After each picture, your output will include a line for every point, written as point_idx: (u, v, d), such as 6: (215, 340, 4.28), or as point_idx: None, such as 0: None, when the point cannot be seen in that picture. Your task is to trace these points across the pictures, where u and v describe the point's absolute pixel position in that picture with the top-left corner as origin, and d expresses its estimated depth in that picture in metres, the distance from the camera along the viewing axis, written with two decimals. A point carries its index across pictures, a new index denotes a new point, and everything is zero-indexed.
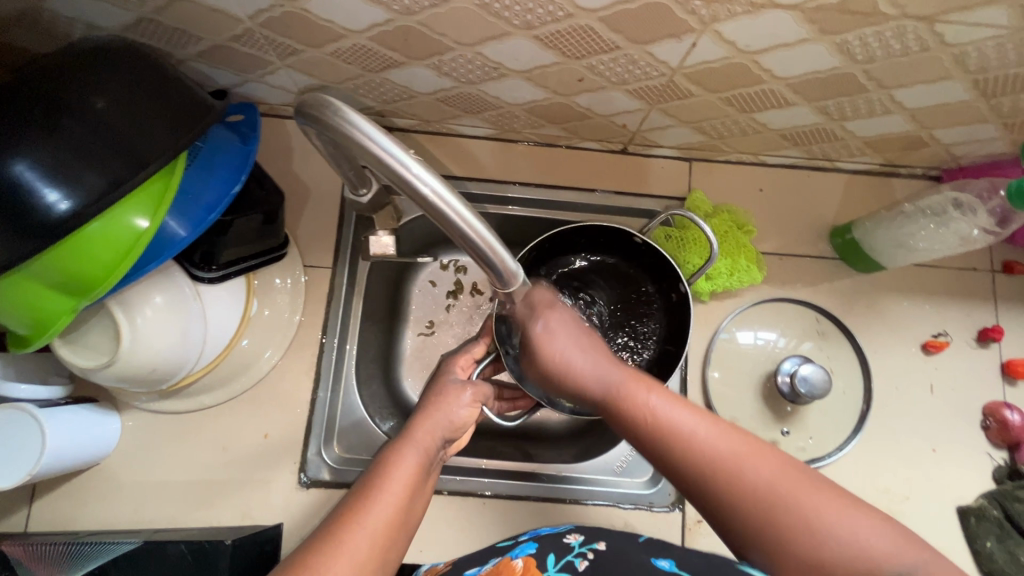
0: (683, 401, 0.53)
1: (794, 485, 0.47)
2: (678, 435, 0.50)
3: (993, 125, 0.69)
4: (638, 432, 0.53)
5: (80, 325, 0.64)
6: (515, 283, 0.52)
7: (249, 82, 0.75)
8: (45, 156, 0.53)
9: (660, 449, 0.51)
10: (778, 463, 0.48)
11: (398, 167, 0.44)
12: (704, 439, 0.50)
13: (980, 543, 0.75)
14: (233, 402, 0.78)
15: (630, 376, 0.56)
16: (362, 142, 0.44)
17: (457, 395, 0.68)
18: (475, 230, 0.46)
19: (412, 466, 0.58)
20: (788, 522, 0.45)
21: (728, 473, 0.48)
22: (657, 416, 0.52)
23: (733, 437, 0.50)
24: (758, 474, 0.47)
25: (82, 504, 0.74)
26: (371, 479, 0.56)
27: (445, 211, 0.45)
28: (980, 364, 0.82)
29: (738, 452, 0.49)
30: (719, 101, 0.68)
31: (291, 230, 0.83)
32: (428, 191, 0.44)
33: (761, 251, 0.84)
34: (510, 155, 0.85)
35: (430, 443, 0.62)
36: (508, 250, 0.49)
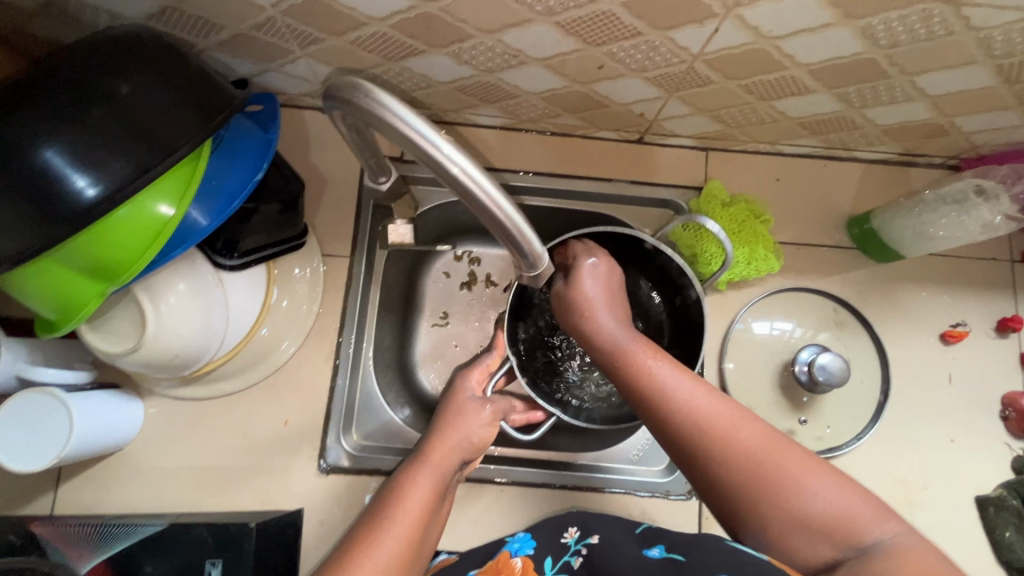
0: (681, 367, 0.55)
1: (784, 453, 0.47)
2: (671, 398, 0.52)
3: (1015, 112, 0.69)
4: (636, 394, 0.55)
5: (106, 312, 0.65)
6: (540, 266, 0.53)
7: (269, 72, 0.76)
8: (74, 142, 0.54)
9: (653, 412, 0.53)
10: (770, 434, 0.49)
11: (427, 146, 0.44)
12: (698, 403, 0.52)
13: (999, 532, 0.75)
14: (254, 389, 0.79)
15: (640, 340, 0.59)
16: (392, 122, 0.45)
17: (476, 416, 0.68)
18: (504, 211, 0.47)
19: (429, 488, 0.58)
20: (774, 489, 0.46)
21: (718, 436, 0.49)
22: (654, 379, 0.54)
23: (725, 405, 0.51)
24: (747, 442, 0.48)
25: (106, 489, 0.75)
26: (382, 504, 0.55)
27: (475, 192, 0.45)
28: (998, 354, 0.82)
29: (729, 417, 0.50)
30: (738, 89, 0.68)
31: (309, 220, 0.84)
32: (457, 171, 0.45)
33: (778, 241, 0.84)
34: (526, 145, 0.85)
35: (447, 467, 0.62)
36: (535, 231, 0.50)
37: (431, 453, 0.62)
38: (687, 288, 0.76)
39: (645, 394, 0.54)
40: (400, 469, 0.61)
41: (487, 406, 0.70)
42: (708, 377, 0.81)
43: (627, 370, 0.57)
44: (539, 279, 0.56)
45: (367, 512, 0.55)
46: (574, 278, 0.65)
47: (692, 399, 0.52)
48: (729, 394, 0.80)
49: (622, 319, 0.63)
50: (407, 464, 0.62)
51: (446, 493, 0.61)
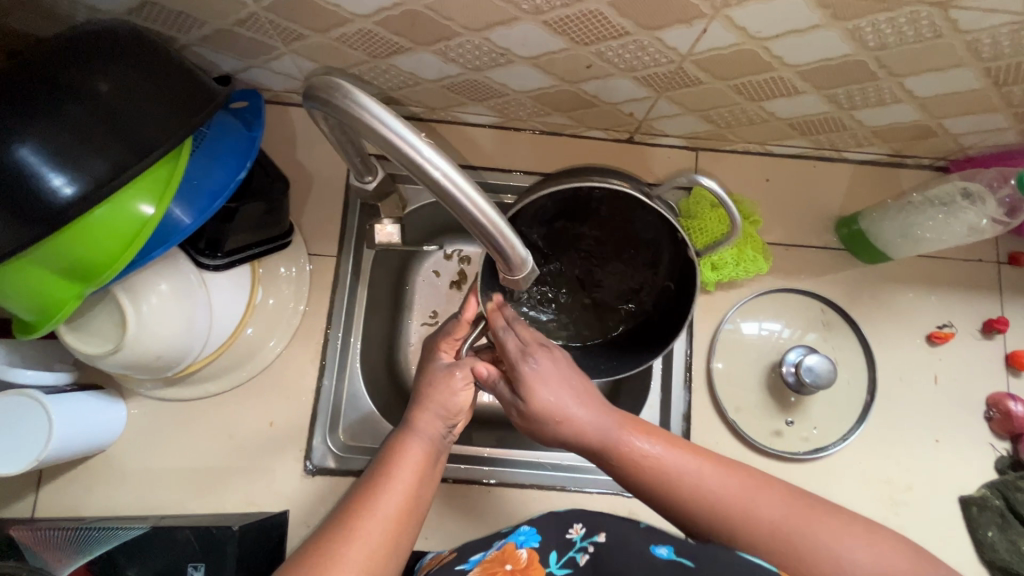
0: (676, 442, 0.55)
1: (800, 516, 0.49)
2: (682, 483, 0.52)
3: (1003, 115, 0.69)
4: (640, 482, 0.54)
5: (84, 312, 0.64)
6: (521, 272, 0.52)
7: (254, 68, 0.74)
8: (48, 139, 0.52)
9: (667, 499, 0.53)
10: (783, 501, 0.50)
11: (408, 150, 0.44)
12: (711, 482, 0.52)
13: (982, 532, 0.76)
14: (239, 390, 0.78)
15: (621, 419, 0.57)
16: (369, 123, 0.44)
17: (448, 383, 0.59)
18: (485, 214, 0.46)
19: (420, 459, 0.55)
20: (808, 557, 0.47)
21: (739, 514, 0.50)
22: (660, 463, 0.54)
23: (734, 476, 0.52)
24: (764, 514, 0.50)
25: (87, 491, 0.74)
26: (373, 477, 0.53)
27: (455, 194, 0.45)
28: (983, 355, 0.82)
29: (741, 491, 0.51)
30: (727, 89, 0.68)
31: (295, 219, 0.83)
32: (439, 175, 0.44)
33: (767, 242, 0.84)
34: (513, 143, 0.85)
35: (433, 433, 0.58)
36: (517, 234, 0.49)
37: (416, 422, 0.58)
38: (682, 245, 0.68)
39: (654, 481, 0.54)
40: (389, 439, 0.58)
41: (455, 370, 0.59)
42: (695, 378, 0.81)
43: (628, 460, 0.55)
44: (522, 283, 0.55)
45: (344, 499, 0.52)
46: (528, 386, 0.58)
47: (702, 477, 0.52)
48: (716, 396, 0.80)
49: (594, 399, 0.58)
50: (395, 432, 0.58)
51: (438, 460, 0.58)
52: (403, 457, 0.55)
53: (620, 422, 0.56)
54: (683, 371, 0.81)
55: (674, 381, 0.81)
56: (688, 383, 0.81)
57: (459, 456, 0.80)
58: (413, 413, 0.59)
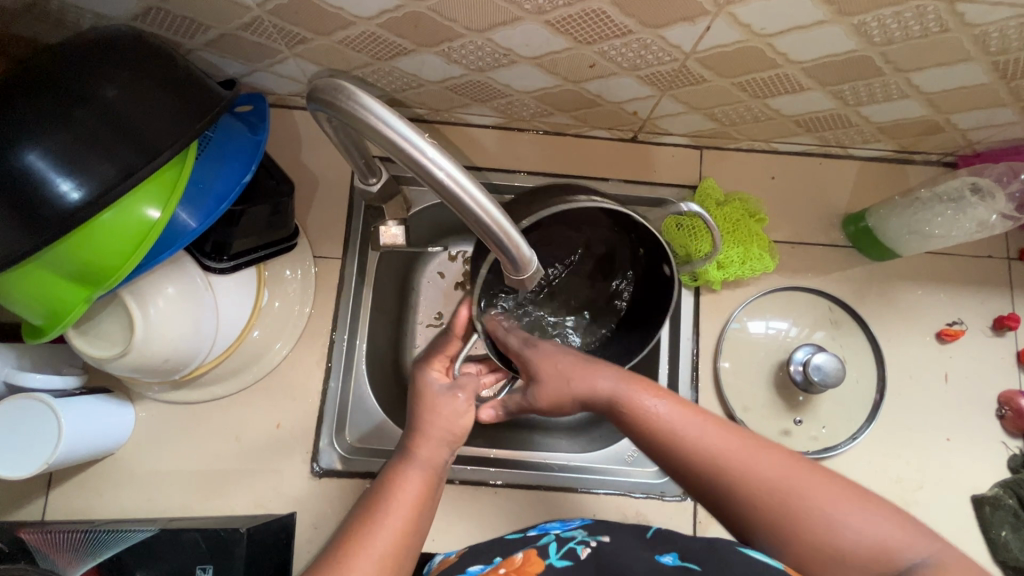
0: (682, 402, 0.54)
1: (809, 482, 0.47)
2: (682, 439, 0.51)
3: (1012, 109, 0.68)
4: (643, 441, 0.53)
5: (92, 316, 0.64)
6: (527, 272, 0.52)
7: (258, 72, 0.75)
8: (56, 146, 0.53)
9: (667, 456, 0.52)
10: (788, 462, 0.48)
11: (413, 151, 0.44)
12: (713, 441, 0.50)
13: (995, 532, 0.75)
14: (246, 392, 0.78)
15: (630, 378, 0.56)
16: (375, 125, 0.44)
17: (452, 406, 0.60)
18: (490, 215, 0.46)
19: (419, 488, 0.54)
20: (802, 519, 0.45)
21: (740, 473, 0.48)
22: (665, 421, 0.52)
23: (737, 435, 0.50)
24: (768, 478, 0.47)
25: (97, 493, 0.74)
26: (371, 505, 0.52)
27: (461, 195, 0.45)
28: (994, 352, 0.81)
29: (744, 451, 0.49)
30: (732, 87, 0.67)
31: (301, 221, 0.83)
32: (443, 176, 0.44)
33: (773, 240, 0.84)
34: (517, 143, 0.84)
35: (436, 460, 0.57)
36: (523, 236, 0.49)
37: (416, 451, 0.57)
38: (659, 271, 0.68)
39: (654, 438, 0.52)
40: (387, 466, 0.57)
41: (460, 392, 0.61)
42: (701, 378, 0.81)
43: (629, 416, 0.54)
44: (527, 283, 0.55)
45: (341, 527, 0.51)
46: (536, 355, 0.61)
47: (706, 439, 0.50)
48: (724, 395, 0.79)
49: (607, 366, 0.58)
50: (394, 460, 0.58)
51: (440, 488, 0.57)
52: (402, 485, 0.53)
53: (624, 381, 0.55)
54: (689, 371, 0.81)
55: (681, 381, 0.80)
56: (695, 383, 0.80)
57: (465, 457, 0.80)
58: (414, 441, 0.58)
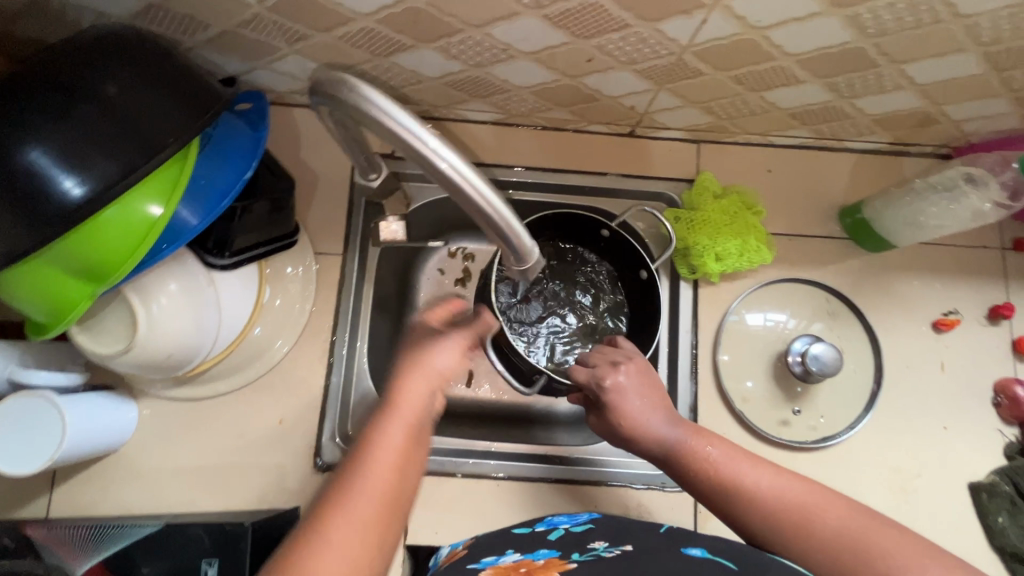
0: (739, 451, 0.60)
1: (864, 526, 0.51)
2: (743, 484, 0.57)
3: (1004, 99, 0.69)
4: (701, 484, 0.59)
5: (95, 314, 0.65)
6: (529, 261, 0.53)
7: (258, 69, 0.75)
8: (57, 141, 0.53)
9: (727, 499, 0.57)
10: (848, 509, 0.53)
11: (414, 140, 0.44)
12: (773, 487, 0.56)
13: (992, 518, 0.76)
14: (248, 388, 0.79)
15: (688, 428, 0.63)
16: (374, 114, 0.45)
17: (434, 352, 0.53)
18: (493, 206, 0.47)
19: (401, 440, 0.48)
20: (868, 562, 0.49)
21: (803, 516, 0.53)
22: (720, 466, 0.59)
23: (797, 483, 0.56)
24: (822, 521, 0.53)
25: (101, 491, 0.74)
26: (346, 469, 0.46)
27: (464, 186, 0.46)
28: (990, 341, 0.82)
29: (804, 498, 0.55)
30: (728, 80, 0.68)
31: (301, 218, 0.83)
32: (445, 166, 0.45)
33: (770, 232, 0.84)
34: (517, 139, 0.85)
35: (422, 406, 0.50)
36: (525, 227, 0.50)
37: (394, 401, 0.50)
38: (639, 267, 0.80)
39: (715, 483, 0.58)
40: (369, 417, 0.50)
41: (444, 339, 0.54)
42: (701, 369, 0.82)
43: (691, 463, 0.60)
44: (529, 273, 0.55)
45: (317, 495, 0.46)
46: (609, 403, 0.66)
47: (761, 486, 0.56)
48: (723, 387, 0.80)
49: (667, 413, 0.65)
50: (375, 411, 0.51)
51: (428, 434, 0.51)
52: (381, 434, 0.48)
53: (685, 431, 0.62)
54: (689, 362, 0.81)
55: (680, 373, 0.81)
56: (694, 374, 0.81)
57: (466, 450, 0.81)
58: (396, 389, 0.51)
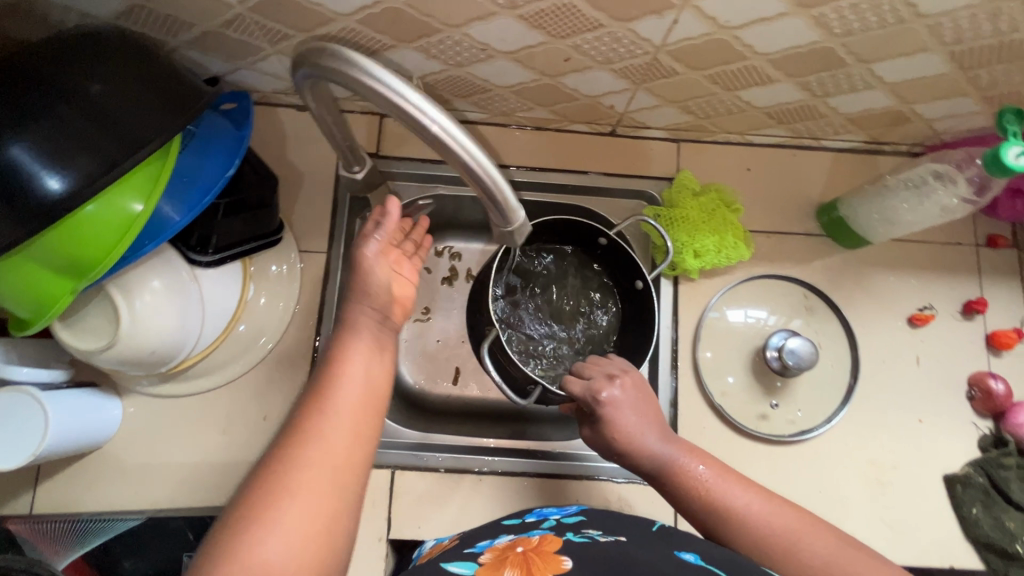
0: (730, 472, 0.60)
1: (851, 561, 0.51)
2: (732, 509, 0.57)
3: (972, 98, 0.71)
4: (693, 504, 0.59)
5: (79, 309, 0.65)
6: (515, 221, 0.56)
7: (242, 70, 0.76)
8: (40, 138, 0.54)
9: (714, 521, 0.57)
10: (834, 541, 0.53)
11: (402, 101, 0.47)
12: (762, 512, 0.56)
13: (967, 509, 0.77)
14: (233, 385, 0.79)
15: (681, 445, 0.63)
16: (362, 78, 0.47)
17: (373, 269, 0.58)
18: (478, 161, 0.50)
19: (364, 355, 0.52)
20: None
21: (790, 545, 0.53)
22: (710, 487, 0.59)
23: (787, 511, 0.56)
24: (810, 550, 0.53)
25: (84, 488, 0.75)
26: (316, 388, 0.50)
27: (451, 143, 0.48)
28: (965, 336, 0.84)
29: (792, 527, 0.55)
30: (703, 79, 0.69)
31: (286, 216, 0.84)
32: (433, 124, 0.47)
33: (749, 229, 0.86)
34: (500, 138, 0.86)
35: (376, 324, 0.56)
36: (510, 185, 0.53)
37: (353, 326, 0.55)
38: (634, 277, 0.81)
39: (704, 504, 0.58)
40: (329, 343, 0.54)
41: (376, 252, 0.59)
42: (682, 365, 0.83)
43: (682, 482, 0.60)
44: (517, 237, 0.58)
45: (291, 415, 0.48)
46: (604, 417, 0.66)
47: (751, 510, 0.56)
48: (704, 384, 0.81)
49: (660, 430, 0.65)
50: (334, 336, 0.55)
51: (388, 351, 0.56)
52: (328, 406, 0.48)
53: (679, 448, 0.62)
54: (670, 358, 0.83)
55: (661, 368, 0.82)
56: (675, 370, 0.82)
57: (471, 448, 0.82)
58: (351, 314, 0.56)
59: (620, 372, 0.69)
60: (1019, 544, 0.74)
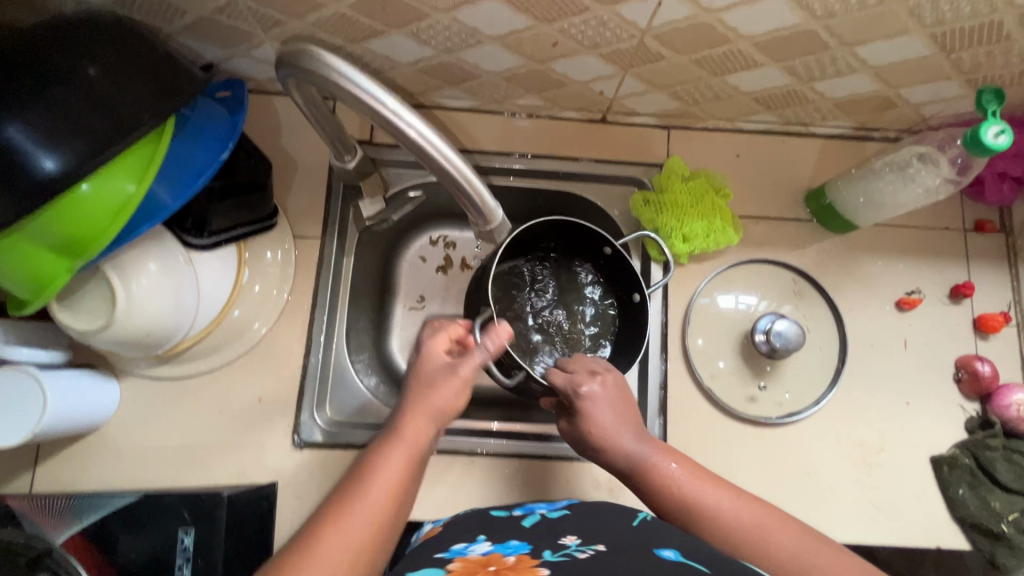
0: (702, 470, 0.62)
1: (818, 553, 0.53)
2: (704, 507, 0.58)
3: (957, 82, 0.72)
4: (663, 501, 0.61)
5: (76, 291, 0.66)
6: (493, 220, 0.61)
7: (237, 57, 0.77)
8: (35, 118, 0.55)
9: (684, 516, 0.59)
10: (802, 536, 0.55)
11: (379, 106, 0.50)
12: (732, 511, 0.58)
13: (954, 490, 0.78)
14: (229, 367, 0.81)
15: (656, 444, 0.64)
16: (339, 81, 0.50)
17: (449, 382, 0.61)
18: (454, 165, 0.54)
19: (403, 462, 0.56)
20: None
21: (757, 539, 0.55)
22: (683, 485, 0.60)
23: (756, 507, 0.58)
24: (777, 546, 0.55)
25: (83, 467, 0.76)
26: (351, 486, 0.54)
27: (429, 149, 0.53)
28: (952, 319, 0.84)
29: (759, 523, 0.57)
30: (690, 64, 0.70)
31: (281, 202, 0.85)
32: (415, 134, 0.51)
33: (739, 214, 0.87)
34: (492, 126, 0.87)
35: (424, 436, 0.59)
36: (485, 186, 0.57)
37: (405, 428, 0.59)
38: (632, 290, 0.81)
39: (676, 501, 0.60)
40: (376, 442, 0.59)
41: (460, 366, 0.62)
42: (671, 349, 0.84)
43: (655, 480, 0.62)
44: (496, 235, 0.64)
45: (321, 507, 0.54)
46: (581, 413, 0.67)
47: (722, 507, 0.58)
48: (694, 369, 0.82)
49: (635, 429, 0.66)
50: (381, 438, 0.60)
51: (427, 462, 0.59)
52: (365, 494, 0.53)
53: (654, 447, 0.63)
54: (660, 341, 0.84)
55: (651, 352, 0.83)
56: (665, 354, 0.83)
57: (467, 430, 0.83)
58: (407, 416, 0.60)
59: (602, 370, 0.70)
60: (1005, 524, 0.74)
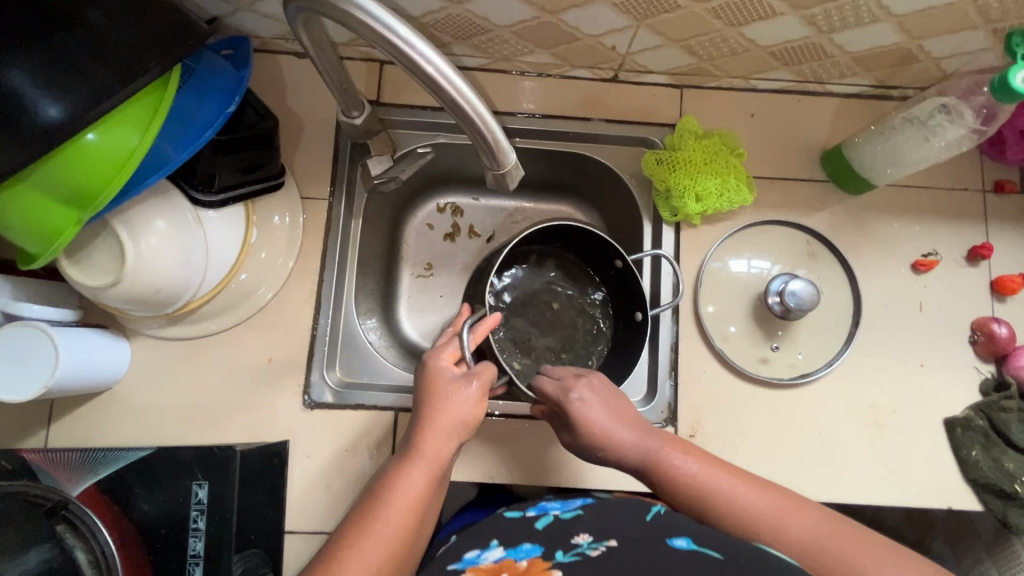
0: (709, 459, 0.62)
1: (834, 532, 0.54)
2: (717, 497, 0.58)
3: (981, 32, 0.70)
4: (677, 495, 0.60)
5: (86, 246, 0.66)
6: (504, 165, 0.59)
7: (241, 11, 0.76)
8: (40, 63, 0.54)
9: (700, 507, 0.59)
10: (818, 516, 0.56)
11: (388, 32, 0.49)
12: (746, 498, 0.58)
13: (966, 451, 0.77)
14: (239, 328, 0.81)
15: (659, 439, 0.63)
16: (351, 11, 0.49)
17: (463, 395, 0.63)
18: (469, 103, 0.53)
19: (421, 481, 0.59)
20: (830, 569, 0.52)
21: (773, 522, 0.56)
22: (694, 477, 0.60)
23: (769, 493, 0.58)
24: (793, 529, 0.55)
25: (96, 426, 0.77)
26: (368, 504, 0.57)
27: (444, 85, 0.51)
28: (969, 280, 0.83)
29: (775, 507, 0.57)
30: (706, 13, 0.69)
31: (287, 163, 0.84)
32: (431, 69, 0.50)
33: (753, 175, 0.85)
34: (501, 85, 0.85)
35: (441, 453, 0.61)
36: (500, 127, 0.56)
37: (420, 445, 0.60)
38: (636, 308, 0.81)
39: (690, 493, 0.59)
40: (393, 461, 0.61)
41: (472, 380, 0.64)
42: (682, 312, 0.83)
43: (665, 475, 0.61)
44: (509, 182, 0.62)
45: (341, 528, 0.56)
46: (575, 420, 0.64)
47: (736, 493, 0.58)
48: (706, 333, 0.81)
49: (633, 425, 0.64)
50: (397, 457, 0.61)
51: (442, 478, 0.62)
52: (382, 513, 0.56)
53: (657, 444, 0.62)
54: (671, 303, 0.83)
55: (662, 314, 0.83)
56: (676, 317, 0.82)
57: None
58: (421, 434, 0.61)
59: (588, 373, 0.68)
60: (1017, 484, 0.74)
